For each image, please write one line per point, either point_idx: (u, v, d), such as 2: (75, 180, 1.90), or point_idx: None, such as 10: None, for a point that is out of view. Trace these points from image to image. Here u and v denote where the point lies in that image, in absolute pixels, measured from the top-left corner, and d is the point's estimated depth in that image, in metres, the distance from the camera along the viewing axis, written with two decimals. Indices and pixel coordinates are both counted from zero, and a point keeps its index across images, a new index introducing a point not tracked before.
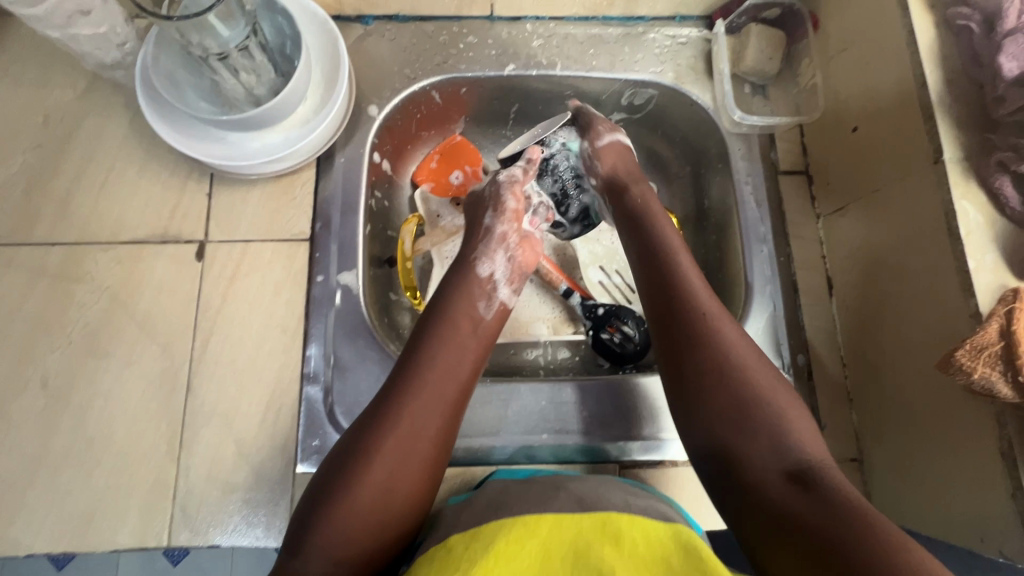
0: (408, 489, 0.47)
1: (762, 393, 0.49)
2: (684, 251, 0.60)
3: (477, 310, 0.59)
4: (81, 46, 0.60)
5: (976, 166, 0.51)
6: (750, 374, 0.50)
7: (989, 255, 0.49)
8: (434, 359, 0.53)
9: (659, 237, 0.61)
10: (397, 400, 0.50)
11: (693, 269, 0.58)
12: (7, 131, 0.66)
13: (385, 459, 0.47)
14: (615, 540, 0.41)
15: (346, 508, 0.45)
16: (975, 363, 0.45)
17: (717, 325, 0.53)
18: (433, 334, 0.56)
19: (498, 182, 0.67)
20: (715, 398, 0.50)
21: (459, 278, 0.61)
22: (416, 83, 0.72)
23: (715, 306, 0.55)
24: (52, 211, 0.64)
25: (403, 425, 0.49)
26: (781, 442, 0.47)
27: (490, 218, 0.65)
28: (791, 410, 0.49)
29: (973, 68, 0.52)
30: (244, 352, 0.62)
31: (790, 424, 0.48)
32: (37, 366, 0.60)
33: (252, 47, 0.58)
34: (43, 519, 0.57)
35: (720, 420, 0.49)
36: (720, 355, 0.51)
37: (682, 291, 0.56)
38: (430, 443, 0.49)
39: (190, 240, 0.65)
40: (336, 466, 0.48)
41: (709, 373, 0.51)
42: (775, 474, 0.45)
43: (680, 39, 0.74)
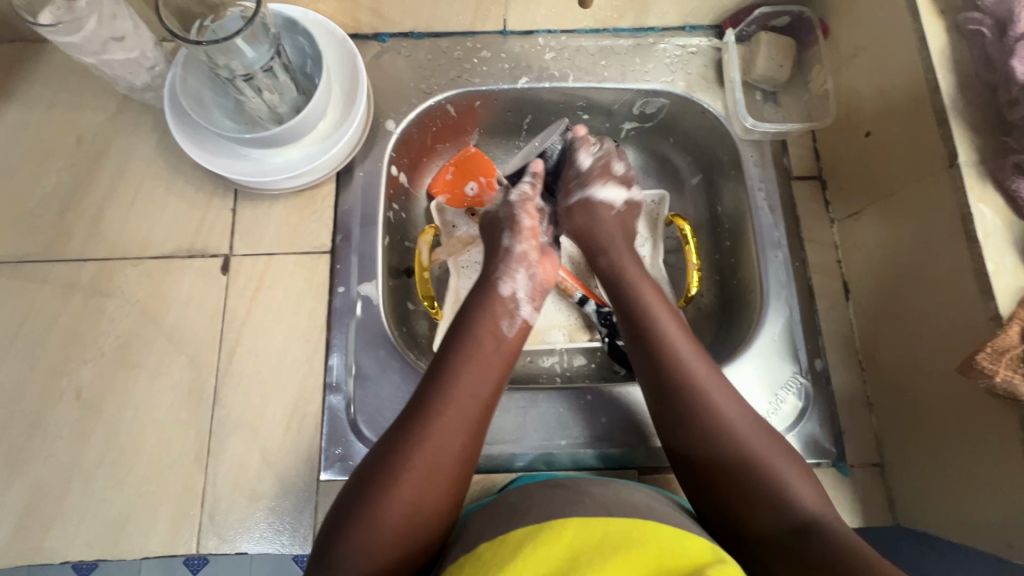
0: (433, 505, 0.48)
1: (748, 445, 0.51)
2: (665, 310, 0.61)
3: (501, 328, 0.60)
4: (112, 71, 0.63)
5: (991, 169, 0.51)
6: (723, 418, 0.52)
7: (1008, 257, 0.49)
8: (460, 375, 0.54)
9: (641, 306, 0.61)
10: (422, 417, 0.51)
11: (673, 325, 0.59)
12: (42, 152, 0.68)
13: (411, 475, 0.48)
14: (638, 544, 0.41)
15: (373, 522, 0.46)
16: (997, 367, 0.46)
17: (699, 389, 0.54)
18: (456, 352, 0.57)
19: (512, 203, 0.68)
20: (699, 468, 0.52)
21: (482, 296, 0.62)
22: (431, 98, 0.74)
23: (693, 353, 0.57)
24: (84, 228, 0.66)
25: (429, 441, 0.50)
26: (778, 500, 0.48)
27: (508, 237, 0.65)
28: (785, 467, 0.50)
29: (986, 72, 0.52)
30: (267, 363, 0.63)
31: (786, 483, 0.49)
32: (70, 378, 0.62)
33: (276, 67, 0.60)
34: (77, 527, 0.58)
35: (716, 489, 0.50)
36: (703, 415, 0.53)
37: (676, 365, 0.56)
38: (454, 460, 0.50)
39: (215, 254, 0.67)
40: (363, 480, 0.49)
41: (706, 442, 0.52)
42: (770, 521, 0.47)
43: (690, 49, 0.75)
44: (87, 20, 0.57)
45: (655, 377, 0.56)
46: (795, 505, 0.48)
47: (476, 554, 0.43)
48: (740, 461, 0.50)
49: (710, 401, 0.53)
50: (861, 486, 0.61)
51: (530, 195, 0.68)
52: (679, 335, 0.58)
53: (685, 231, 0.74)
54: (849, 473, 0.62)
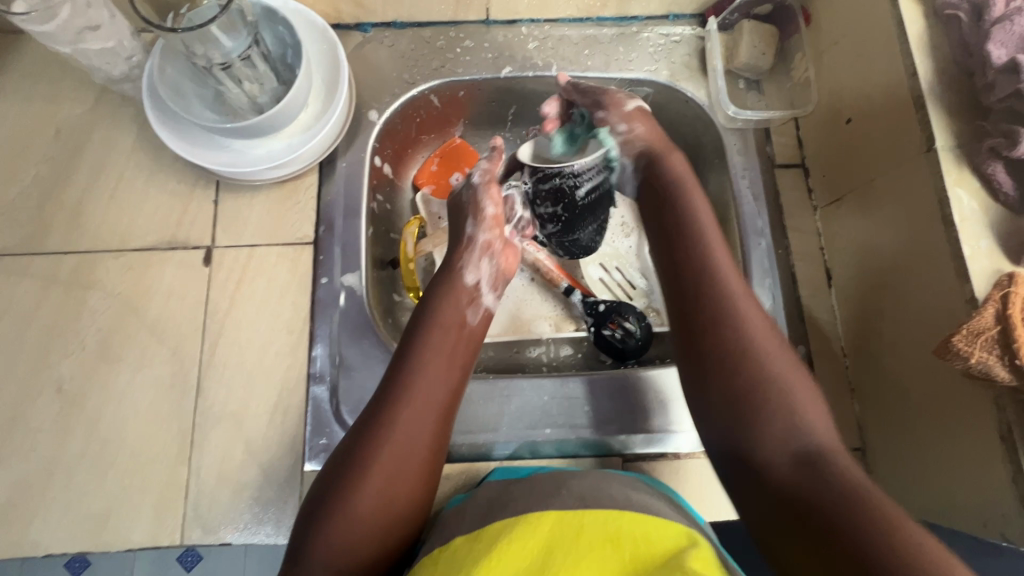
0: (405, 499, 0.49)
1: (772, 372, 0.49)
2: (711, 226, 0.58)
3: (464, 316, 0.59)
4: (89, 61, 0.62)
5: (968, 153, 0.52)
6: (750, 342, 0.51)
7: (984, 240, 0.49)
8: (423, 367, 0.54)
9: (689, 222, 0.58)
10: (388, 409, 0.51)
11: (720, 245, 0.57)
12: (20, 145, 0.68)
13: (380, 471, 0.48)
14: (616, 538, 0.42)
15: (345, 522, 0.46)
16: (972, 348, 0.46)
17: (733, 313, 0.52)
18: (417, 344, 0.56)
19: (474, 184, 0.66)
20: (716, 374, 0.51)
21: (445, 287, 0.61)
22: (414, 88, 0.74)
23: (736, 284, 0.54)
24: (64, 221, 0.66)
25: (394, 436, 0.49)
26: (797, 433, 0.47)
27: (471, 225, 0.65)
28: (805, 390, 0.49)
29: (963, 57, 0.53)
30: (250, 354, 0.63)
31: (804, 410, 0.48)
32: (51, 372, 0.62)
33: (254, 56, 0.60)
34: (60, 520, 0.58)
35: (728, 380, 0.50)
36: (726, 323, 0.52)
37: (715, 288, 0.54)
38: (423, 452, 0.50)
39: (196, 246, 0.66)
40: (329, 482, 0.48)
41: (726, 348, 0.51)
42: (785, 462, 0.46)
43: (673, 37, 0.75)
44: (61, 8, 0.57)
45: (689, 294, 0.55)
46: (806, 431, 0.47)
47: (451, 547, 0.44)
48: (763, 393, 0.49)
49: (742, 324, 0.52)
50: None
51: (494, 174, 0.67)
52: (725, 255, 0.57)
53: None
54: None
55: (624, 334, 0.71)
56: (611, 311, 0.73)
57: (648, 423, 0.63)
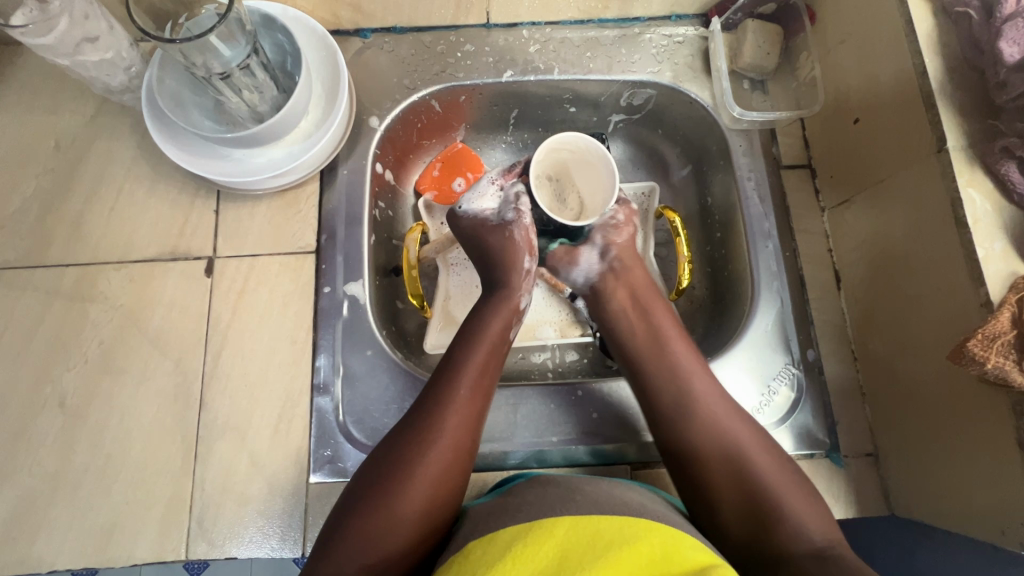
0: (445, 501, 0.50)
1: (766, 476, 0.53)
2: (678, 336, 0.61)
3: (508, 329, 0.61)
4: (88, 72, 0.62)
5: (980, 153, 0.51)
6: (746, 455, 0.53)
7: (998, 242, 0.48)
8: (470, 377, 0.55)
9: (665, 348, 0.60)
10: (432, 419, 0.52)
11: (690, 356, 0.60)
12: (20, 157, 0.67)
13: (427, 470, 0.49)
14: (631, 541, 0.41)
15: (388, 516, 0.47)
16: (988, 353, 0.45)
17: (726, 431, 0.55)
18: (466, 354, 0.57)
19: (525, 227, 0.66)
20: (725, 495, 0.53)
21: (495, 297, 0.63)
22: (415, 93, 0.73)
23: (717, 394, 0.57)
24: (64, 234, 0.65)
25: (443, 441, 0.51)
26: (800, 523, 0.50)
27: (528, 261, 0.65)
28: (796, 492, 0.52)
29: (974, 55, 0.52)
30: (253, 366, 0.63)
31: (799, 510, 0.51)
32: (55, 385, 0.61)
33: (253, 65, 0.59)
34: (66, 535, 0.58)
35: (732, 489, 0.53)
36: (719, 442, 0.54)
37: (697, 405, 0.56)
38: (464, 460, 0.52)
39: (198, 257, 0.66)
40: (372, 478, 0.49)
41: (716, 466, 0.54)
42: (801, 547, 0.49)
43: (676, 38, 0.74)
44: (59, 20, 0.56)
45: (674, 417, 0.56)
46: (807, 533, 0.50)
47: (464, 552, 0.43)
48: (755, 486, 0.52)
49: (725, 421, 0.55)
50: (855, 476, 0.61)
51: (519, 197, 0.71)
52: (684, 348, 0.60)
53: (674, 222, 0.73)
54: (844, 464, 0.61)
55: None
56: None
57: None
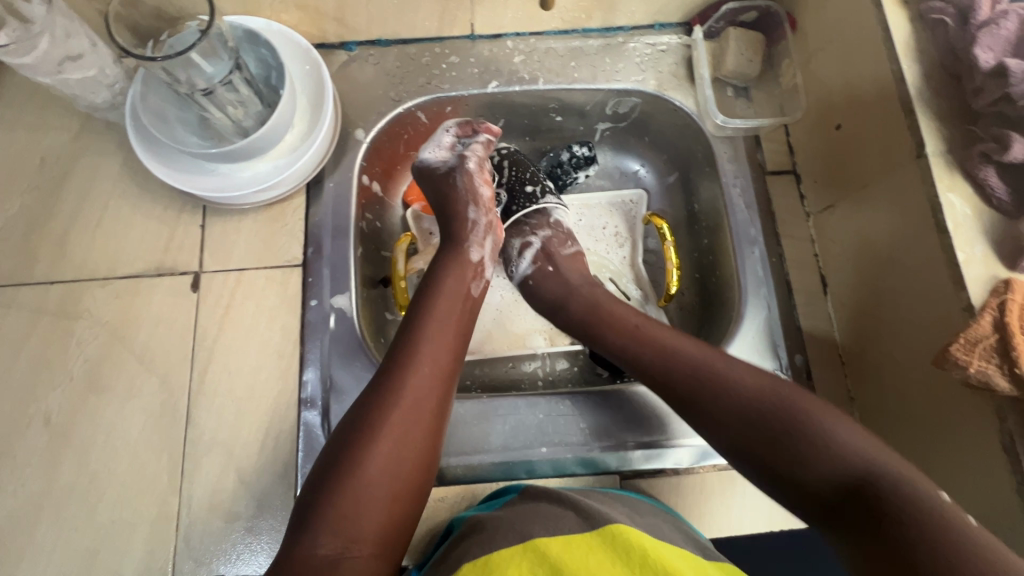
0: (409, 466, 0.48)
1: (760, 390, 0.50)
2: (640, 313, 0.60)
3: (469, 287, 0.60)
4: (71, 90, 0.62)
5: (959, 159, 0.51)
6: (749, 404, 0.50)
7: (978, 246, 0.49)
8: (428, 335, 0.54)
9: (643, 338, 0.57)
10: (396, 375, 0.51)
11: (658, 324, 0.58)
12: (3, 175, 0.67)
13: (387, 434, 0.48)
14: (625, 551, 0.42)
15: (354, 485, 0.46)
16: (970, 358, 0.45)
17: (717, 373, 0.52)
18: (421, 315, 0.56)
19: (469, 172, 0.68)
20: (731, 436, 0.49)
21: (452, 256, 0.62)
22: (401, 105, 0.73)
23: (691, 344, 0.55)
24: (50, 251, 0.65)
25: (401, 401, 0.50)
26: (830, 444, 0.46)
27: (474, 210, 0.66)
28: (815, 406, 0.48)
29: (950, 61, 0.52)
30: (240, 381, 0.62)
31: (828, 424, 0.47)
32: (39, 405, 0.61)
33: (236, 81, 0.59)
34: (51, 555, 0.57)
35: (757, 433, 0.48)
36: (726, 405, 0.50)
37: (673, 359, 0.54)
38: (426, 419, 0.50)
39: (184, 272, 0.66)
40: (337, 447, 0.48)
41: (742, 423, 0.49)
42: (831, 480, 0.45)
43: (660, 47, 0.75)
44: (40, 40, 0.56)
45: (680, 398, 0.53)
46: (845, 446, 0.46)
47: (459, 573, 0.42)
48: (768, 415, 0.49)
49: (712, 370, 0.52)
50: None
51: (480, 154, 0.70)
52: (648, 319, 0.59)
53: (663, 229, 0.74)
54: None
55: None
56: None
57: (648, 439, 0.62)
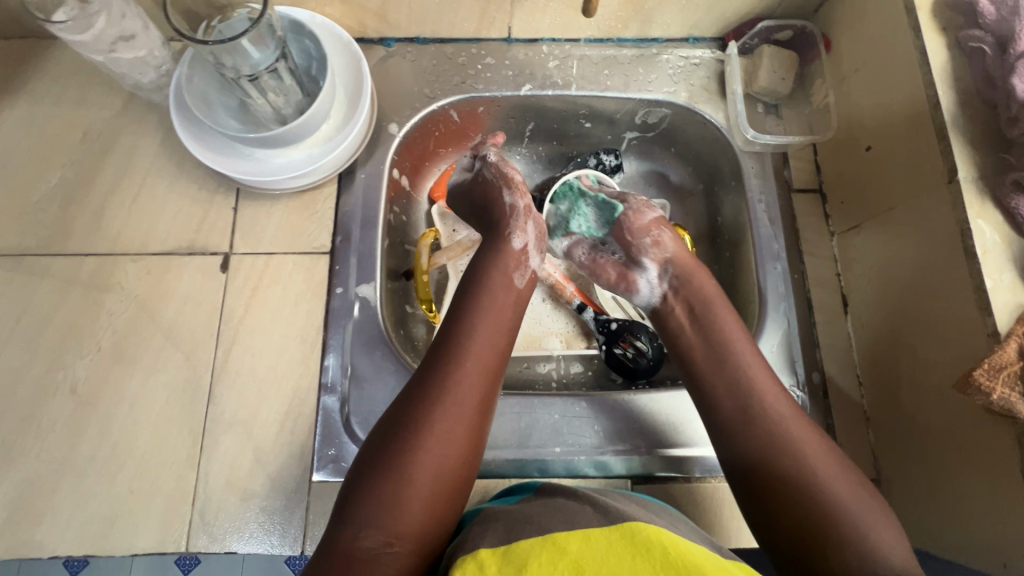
0: (455, 469, 0.49)
1: (827, 476, 0.48)
2: (740, 335, 0.57)
3: (513, 280, 0.60)
4: (120, 69, 0.64)
5: (991, 186, 0.51)
6: (824, 483, 0.48)
7: (1008, 273, 0.49)
8: (479, 334, 0.55)
9: (744, 392, 0.53)
10: (440, 379, 0.51)
11: (752, 357, 0.56)
12: (46, 148, 0.69)
13: (427, 436, 0.48)
14: (643, 549, 0.41)
15: (400, 483, 0.46)
16: (994, 383, 0.45)
17: (786, 428, 0.51)
18: (468, 312, 0.57)
19: (492, 164, 0.68)
20: (778, 499, 0.48)
21: (495, 247, 0.62)
22: (435, 103, 0.75)
23: (775, 392, 0.53)
24: (86, 224, 0.67)
25: (450, 404, 0.50)
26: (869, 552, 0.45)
27: (509, 195, 0.65)
28: (870, 512, 0.47)
29: (987, 89, 0.53)
30: (263, 362, 0.63)
31: (875, 529, 0.46)
32: (66, 372, 0.62)
33: (281, 69, 0.61)
34: (68, 522, 0.58)
35: (812, 521, 0.46)
36: (796, 464, 0.49)
37: (745, 395, 0.53)
38: (472, 421, 0.51)
39: (215, 252, 0.67)
40: (382, 442, 0.49)
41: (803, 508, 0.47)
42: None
43: (693, 60, 0.76)
44: (97, 19, 0.58)
45: (753, 447, 0.51)
46: (885, 561, 0.44)
47: (478, 560, 0.42)
48: (819, 485, 0.48)
49: (788, 429, 0.51)
50: None
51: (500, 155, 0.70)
52: (745, 345, 0.56)
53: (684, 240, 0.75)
54: None
55: (636, 354, 0.71)
56: (624, 330, 0.72)
57: (659, 445, 0.62)
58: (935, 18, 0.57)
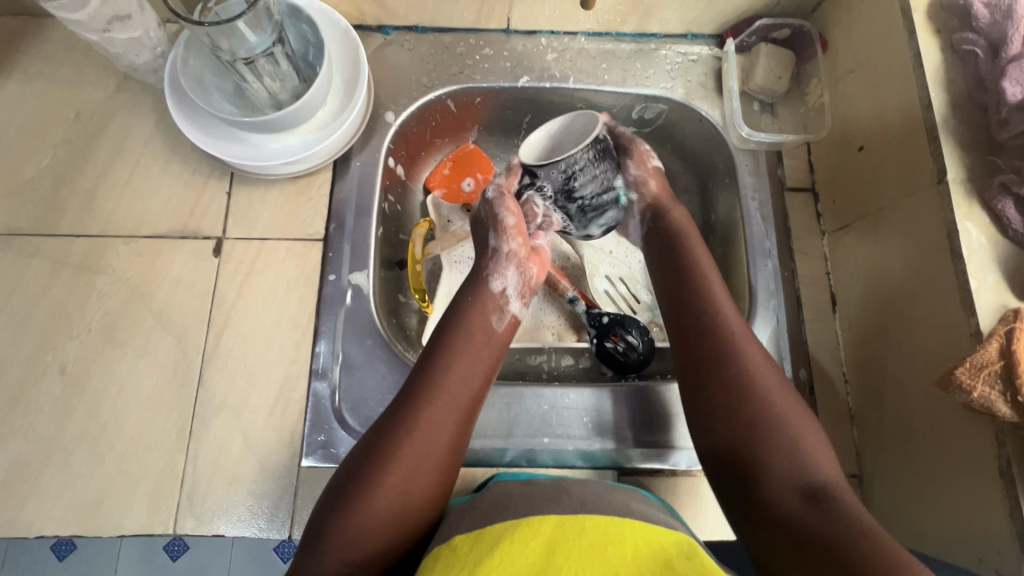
0: (426, 487, 0.49)
1: (774, 401, 0.51)
2: (711, 270, 0.61)
3: (490, 322, 0.61)
4: (116, 49, 0.63)
5: (978, 188, 0.52)
6: (770, 402, 0.51)
7: (991, 274, 0.50)
8: (451, 365, 0.56)
9: (716, 324, 0.56)
10: (412, 408, 0.52)
11: (720, 289, 0.59)
12: (38, 127, 0.68)
13: (397, 465, 0.49)
14: (618, 543, 0.41)
15: (365, 504, 0.47)
16: (975, 382, 0.46)
17: (738, 348, 0.54)
18: (446, 346, 0.58)
19: (490, 201, 0.67)
20: (721, 418, 0.52)
21: (472, 291, 0.63)
22: (432, 92, 0.74)
23: (736, 317, 0.57)
24: (78, 205, 0.66)
25: (419, 432, 0.51)
26: (803, 470, 0.48)
27: (496, 239, 0.65)
28: (808, 431, 0.50)
29: (978, 92, 0.53)
30: (254, 347, 0.63)
31: (810, 451, 0.49)
32: (55, 353, 0.62)
33: (277, 54, 0.60)
34: (55, 502, 0.58)
35: (748, 441, 0.50)
36: (739, 383, 0.52)
37: (705, 308, 0.58)
38: (445, 447, 0.51)
39: (207, 236, 0.67)
40: (354, 469, 0.49)
41: (755, 433, 0.50)
42: (792, 495, 0.47)
43: (691, 57, 0.76)
44: None
45: (724, 385, 0.53)
46: (817, 471, 0.48)
47: (451, 546, 0.43)
48: (759, 409, 0.51)
49: (740, 351, 0.54)
50: None
51: (507, 187, 0.67)
52: (716, 276, 0.60)
53: None
54: None
55: (627, 348, 0.71)
56: (614, 324, 0.73)
57: (647, 438, 0.63)
58: (930, 20, 0.57)
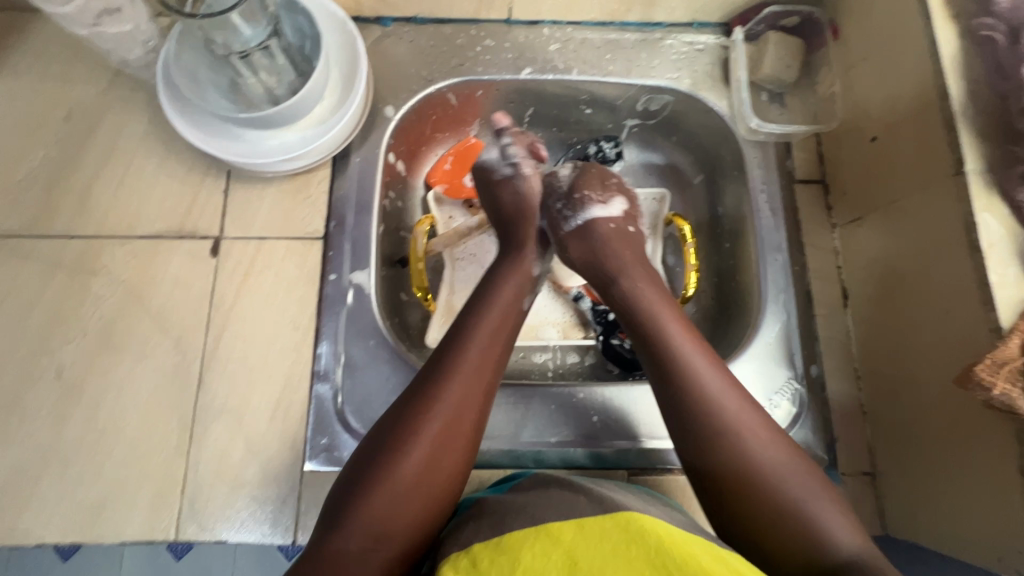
0: (450, 470, 0.48)
1: (775, 466, 0.47)
2: (663, 305, 0.57)
3: (524, 298, 0.59)
4: (107, 44, 0.62)
5: (998, 179, 0.51)
6: (769, 472, 0.47)
7: (1012, 268, 0.48)
8: (476, 341, 0.53)
9: (691, 380, 0.51)
10: (441, 384, 0.50)
11: (683, 330, 0.55)
12: (28, 126, 0.67)
13: (426, 443, 0.47)
14: (639, 541, 0.40)
15: (390, 484, 0.46)
16: (995, 379, 0.45)
17: (715, 412, 0.49)
18: (474, 318, 0.55)
19: (526, 177, 0.65)
20: (721, 485, 0.47)
21: (510, 262, 0.61)
22: (432, 85, 0.73)
23: (717, 370, 0.52)
24: (71, 205, 0.65)
25: (444, 412, 0.49)
26: (815, 540, 0.44)
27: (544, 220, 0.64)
28: (816, 498, 0.46)
29: (999, 79, 0.51)
30: (254, 349, 0.62)
31: (821, 520, 0.45)
32: (51, 357, 0.61)
33: (272, 47, 0.58)
34: (55, 509, 0.57)
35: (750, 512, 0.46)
36: (730, 448, 0.48)
37: (686, 363, 0.52)
38: (469, 427, 0.50)
39: (204, 236, 0.65)
40: (379, 442, 0.48)
41: (756, 503, 0.46)
42: (803, 564, 0.43)
43: (697, 46, 0.74)
44: None
45: (718, 448, 0.48)
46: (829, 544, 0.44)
47: (471, 554, 0.41)
48: (754, 475, 0.47)
49: (721, 410, 0.49)
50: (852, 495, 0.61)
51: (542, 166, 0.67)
52: (669, 313, 0.56)
53: (684, 230, 0.73)
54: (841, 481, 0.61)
55: (634, 344, 0.71)
56: (621, 320, 0.73)
57: (657, 437, 0.62)
58: (946, 5, 0.56)
